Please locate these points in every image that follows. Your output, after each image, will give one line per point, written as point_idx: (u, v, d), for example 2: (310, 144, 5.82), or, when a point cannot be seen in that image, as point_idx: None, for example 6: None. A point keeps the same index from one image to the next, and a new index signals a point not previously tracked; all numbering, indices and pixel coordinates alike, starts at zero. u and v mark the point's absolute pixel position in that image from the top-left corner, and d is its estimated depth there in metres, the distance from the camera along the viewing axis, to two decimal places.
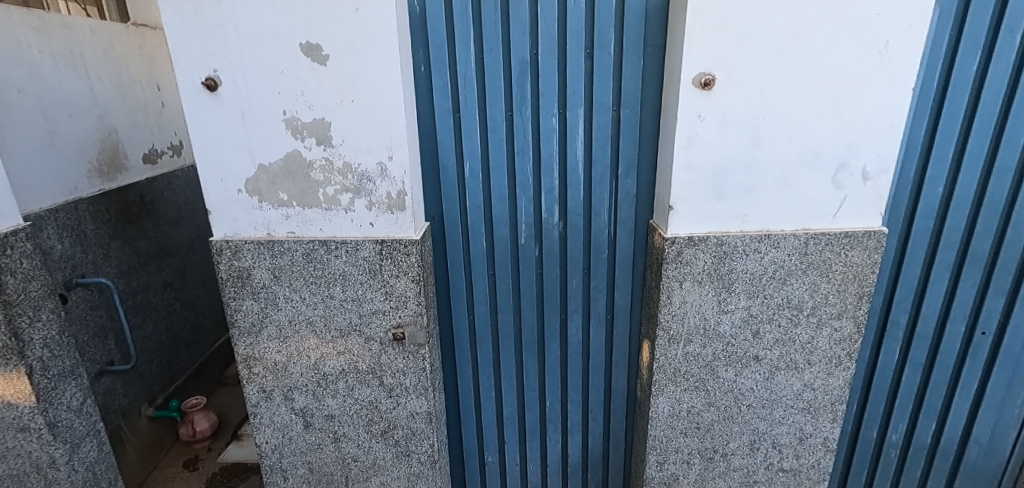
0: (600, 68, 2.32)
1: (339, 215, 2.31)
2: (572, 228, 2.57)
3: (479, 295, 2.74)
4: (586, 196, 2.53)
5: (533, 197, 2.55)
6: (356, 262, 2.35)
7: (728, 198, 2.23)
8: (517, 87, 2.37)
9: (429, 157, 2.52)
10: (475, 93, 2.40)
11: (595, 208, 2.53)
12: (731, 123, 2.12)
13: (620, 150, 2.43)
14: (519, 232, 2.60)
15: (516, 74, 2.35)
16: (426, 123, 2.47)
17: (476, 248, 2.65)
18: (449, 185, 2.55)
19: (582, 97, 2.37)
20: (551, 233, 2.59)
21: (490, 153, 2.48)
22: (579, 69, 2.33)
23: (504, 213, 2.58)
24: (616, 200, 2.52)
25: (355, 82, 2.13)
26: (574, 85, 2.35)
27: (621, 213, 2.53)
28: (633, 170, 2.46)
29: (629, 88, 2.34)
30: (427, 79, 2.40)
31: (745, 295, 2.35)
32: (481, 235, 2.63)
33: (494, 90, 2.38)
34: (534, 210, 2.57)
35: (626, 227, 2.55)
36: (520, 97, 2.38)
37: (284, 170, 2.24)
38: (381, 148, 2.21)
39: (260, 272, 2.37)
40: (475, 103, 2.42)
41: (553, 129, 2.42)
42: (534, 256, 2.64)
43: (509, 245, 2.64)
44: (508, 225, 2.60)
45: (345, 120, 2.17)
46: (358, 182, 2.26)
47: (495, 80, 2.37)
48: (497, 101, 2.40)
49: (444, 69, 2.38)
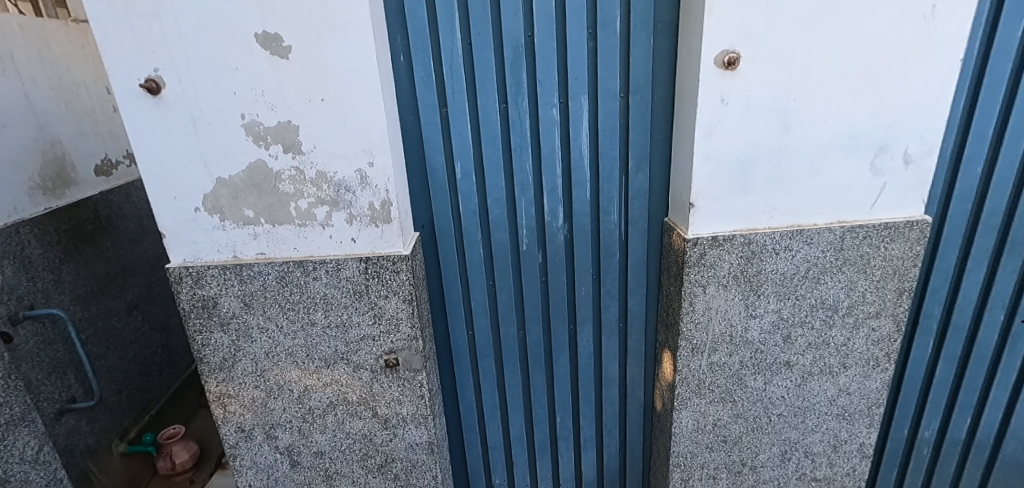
0: (604, 50, 2.04)
1: (315, 232, 2.01)
2: (579, 231, 2.31)
3: (478, 309, 2.47)
4: (593, 195, 2.27)
5: (534, 199, 2.28)
6: (338, 284, 2.06)
7: (755, 191, 1.98)
8: (511, 75, 2.09)
9: (415, 158, 2.23)
10: (463, 84, 2.11)
11: (604, 209, 2.27)
12: (759, 107, 1.87)
13: (629, 141, 2.16)
14: (520, 237, 2.34)
15: (509, 61, 2.07)
16: (409, 120, 2.18)
17: (473, 258, 2.38)
18: (439, 189, 2.27)
19: (584, 84, 2.09)
20: (556, 238, 2.33)
21: (484, 152, 2.20)
22: (581, 53, 2.05)
23: (502, 218, 2.31)
24: (627, 198, 2.26)
25: (325, 77, 1.82)
26: (575, 71, 2.07)
27: (633, 212, 2.27)
28: (646, 165, 2.20)
29: (638, 72, 2.07)
30: (408, 69, 2.11)
31: (775, 298, 2.12)
32: (478, 243, 2.36)
33: (485, 80, 2.09)
34: (536, 214, 2.30)
35: (639, 227, 2.30)
36: (515, 86, 2.10)
37: (247, 183, 1.94)
38: (360, 152, 1.91)
39: (228, 300, 2.07)
40: (463, 95, 2.12)
41: (554, 121, 2.14)
42: (538, 264, 2.38)
43: (510, 253, 2.37)
44: (508, 230, 2.33)
45: (315, 122, 1.87)
46: (335, 193, 1.96)
47: (486, 68, 2.08)
48: (489, 91, 2.11)
49: (426, 57, 2.08)
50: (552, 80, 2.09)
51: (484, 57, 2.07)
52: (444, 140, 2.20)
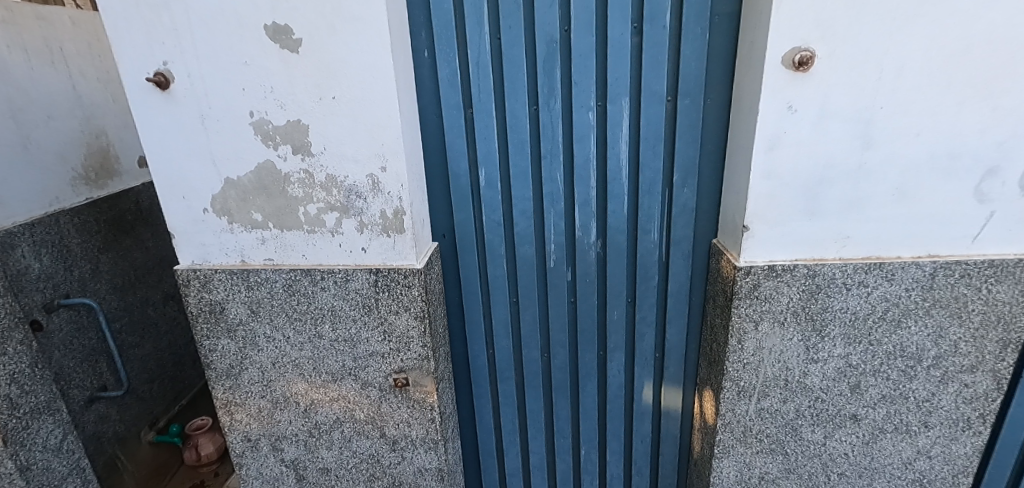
0: (651, 48, 1.79)
1: (324, 239, 1.88)
2: (614, 249, 2.07)
3: (499, 327, 2.28)
4: (631, 211, 2.02)
5: (564, 212, 2.06)
6: (347, 296, 1.92)
7: (824, 216, 1.68)
8: (543, 74, 1.87)
9: (437, 163, 2.07)
10: (491, 83, 1.91)
11: (642, 226, 2.02)
12: (833, 117, 1.57)
13: (676, 151, 1.90)
14: (548, 253, 2.12)
15: (541, 58, 1.85)
16: (432, 122, 2.01)
17: (496, 273, 2.19)
18: (462, 197, 2.09)
19: (627, 85, 1.84)
20: (587, 256, 2.10)
21: (511, 158, 1.99)
22: (623, 50, 1.80)
23: (529, 230, 2.10)
24: (671, 215, 2.00)
25: (337, 74, 1.67)
26: (616, 71, 1.83)
27: (676, 232, 2.01)
28: (694, 179, 1.93)
29: (690, 73, 1.80)
30: (432, 66, 1.94)
31: (843, 341, 1.80)
32: (501, 257, 2.16)
33: (514, 79, 1.89)
34: (566, 228, 2.08)
35: (682, 249, 2.03)
36: (547, 86, 1.88)
37: (255, 185, 1.82)
38: (372, 156, 1.76)
39: (236, 306, 1.98)
40: (490, 95, 1.93)
41: (589, 126, 1.91)
42: (566, 283, 2.16)
43: (536, 269, 2.17)
44: (534, 245, 2.13)
45: (326, 122, 1.72)
46: (345, 199, 1.82)
47: (517, 66, 1.87)
48: (518, 91, 1.90)
49: (451, 53, 1.90)
50: (590, 80, 1.85)
51: (514, 54, 1.86)
52: (468, 144, 2.02)
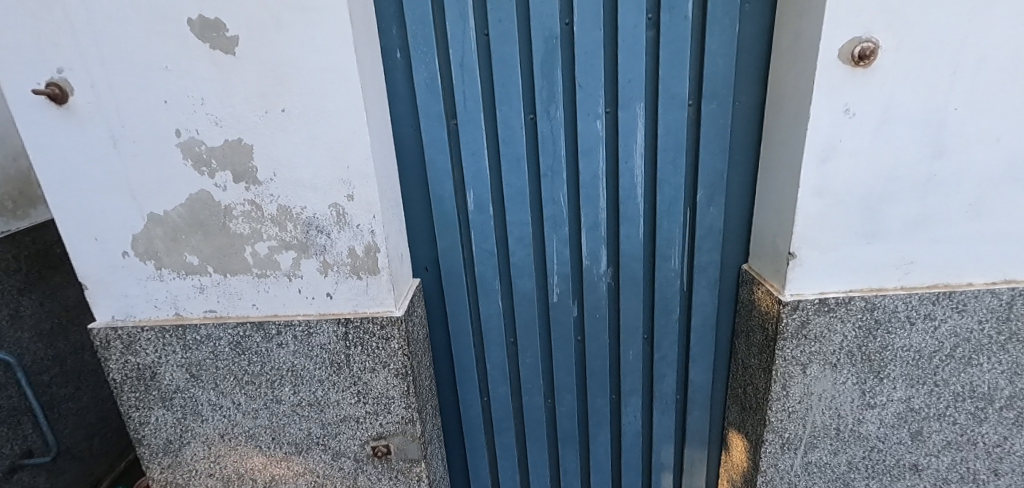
0: (669, 42, 1.49)
1: (278, 285, 1.52)
2: (628, 280, 1.77)
3: (496, 373, 1.96)
4: (648, 235, 1.72)
5: (569, 238, 1.75)
6: (310, 353, 1.57)
7: (885, 238, 1.41)
8: (541, 77, 1.56)
9: (417, 185, 1.75)
10: (479, 88, 1.60)
11: (661, 252, 1.72)
12: (898, 122, 1.30)
13: (700, 164, 1.61)
14: (550, 286, 1.82)
15: (539, 57, 1.54)
16: (410, 136, 1.69)
17: (490, 309, 1.87)
18: (448, 224, 1.77)
19: (641, 87, 1.55)
20: (597, 288, 1.80)
21: (505, 176, 1.68)
22: (636, 45, 1.50)
23: (528, 260, 1.79)
24: (694, 239, 1.71)
25: (286, 79, 1.32)
26: (629, 71, 1.53)
27: (701, 258, 1.72)
28: (722, 196, 1.64)
29: (717, 71, 1.51)
30: (407, 70, 1.62)
31: (904, 383, 1.53)
32: (496, 291, 1.85)
33: (507, 83, 1.58)
34: (572, 256, 1.78)
35: (708, 277, 1.74)
36: (546, 91, 1.58)
37: (188, 221, 1.45)
38: (335, 182, 1.41)
39: (170, 371, 1.60)
40: (479, 103, 1.61)
41: (597, 137, 1.61)
42: (572, 320, 1.86)
43: (537, 305, 1.86)
44: (534, 277, 1.82)
45: (274, 141, 1.37)
46: (303, 235, 1.46)
47: (509, 67, 1.56)
48: (511, 98, 1.59)
49: (429, 52, 1.58)
50: (598, 84, 1.55)
51: (506, 53, 1.55)
52: (452, 161, 1.71)
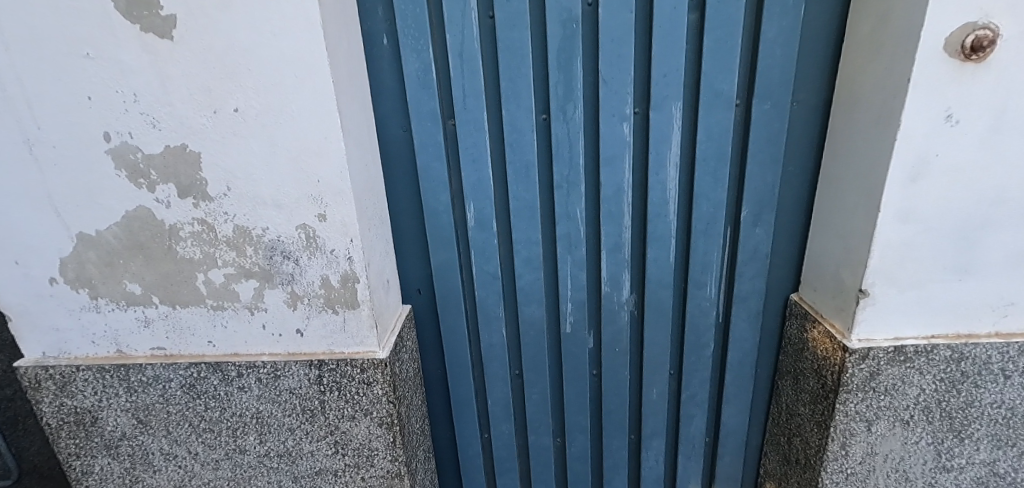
0: (715, 28, 1.22)
1: (238, 319, 1.26)
2: (654, 309, 1.52)
3: (498, 408, 1.71)
4: (680, 257, 1.47)
5: (586, 259, 1.50)
6: (277, 398, 1.32)
7: (981, 274, 1.14)
8: (556, 71, 1.30)
9: (408, 195, 1.49)
10: (482, 83, 1.33)
11: (694, 278, 1.47)
12: (1012, 132, 1.02)
13: (747, 176, 1.34)
14: (563, 314, 1.56)
15: (554, 46, 1.28)
16: (399, 139, 1.43)
17: (492, 339, 1.62)
18: (444, 242, 1.51)
19: (678, 83, 1.28)
20: (617, 317, 1.55)
21: (512, 188, 1.43)
22: (674, 32, 1.23)
23: (538, 283, 1.54)
24: (734, 263, 1.45)
25: (237, 72, 1.05)
26: (664, 63, 1.26)
27: (741, 286, 1.46)
28: (771, 215, 1.38)
29: (772, 64, 1.24)
30: (395, 59, 1.35)
31: (989, 445, 1.27)
32: (499, 319, 1.59)
33: (516, 77, 1.31)
34: (589, 280, 1.53)
35: (749, 307, 1.49)
36: (564, 87, 1.31)
37: (126, 244, 1.20)
38: (303, 198, 1.14)
39: (114, 416, 1.36)
40: (482, 101, 1.35)
41: (623, 143, 1.35)
42: (587, 352, 1.61)
43: (547, 334, 1.61)
44: (544, 303, 1.57)
45: (226, 148, 1.10)
46: (266, 261, 1.20)
47: (518, 58, 1.29)
48: (521, 95, 1.33)
49: (422, 39, 1.30)
50: (627, 79, 1.29)
51: (514, 40, 1.28)
52: (450, 169, 1.45)
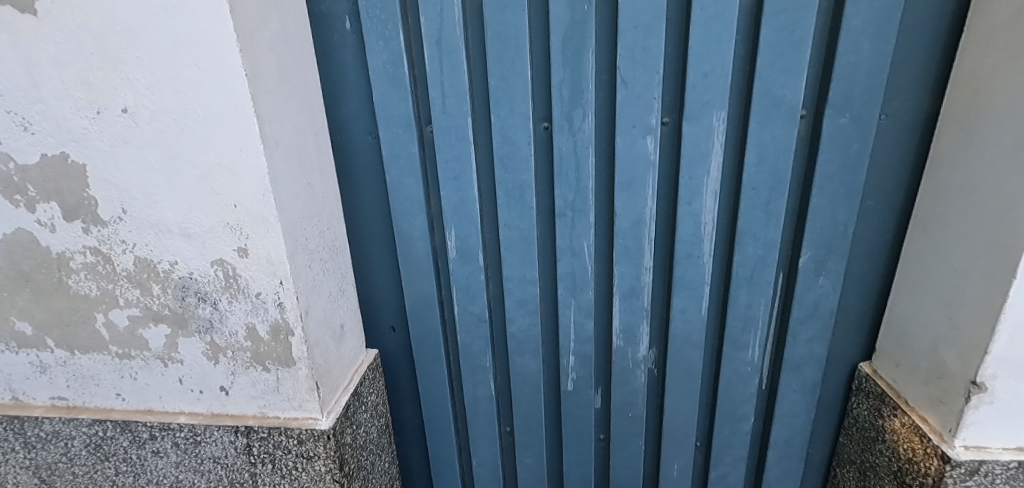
0: (780, 11, 0.89)
1: (149, 371, 1.01)
2: (678, 370, 1.21)
3: (485, 471, 1.43)
4: (714, 309, 1.15)
5: (595, 305, 1.20)
6: (200, 467, 1.07)
7: None
8: (561, 67, 0.99)
9: (377, 216, 1.22)
10: (465, 81, 1.03)
11: (731, 336, 1.15)
12: None
13: (809, 211, 1.02)
14: (564, 369, 1.27)
15: (559, 34, 0.97)
16: (367, 147, 1.15)
17: (477, 393, 1.34)
18: (419, 275, 1.23)
19: (724, 86, 0.96)
20: (632, 377, 1.24)
21: (503, 214, 1.13)
22: (722, 15, 0.91)
23: (534, 331, 1.24)
24: (785, 319, 1.13)
25: (123, 60, 0.78)
26: (705, 59, 0.95)
27: (793, 350, 1.14)
28: (839, 262, 1.05)
29: (857, 62, 0.91)
30: (359, 48, 1.07)
31: None
32: (487, 371, 1.31)
33: (509, 74, 1.01)
34: (596, 331, 1.23)
35: (803, 378, 1.16)
36: (571, 88, 1.00)
37: (9, 274, 0.95)
38: (216, 228, 0.87)
39: (13, 474, 1.13)
40: (465, 104, 1.05)
41: (646, 163, 1.04)
42: (593, 415, 1.31)
43: (544, 390, 1.32)
44: (540, 354, 1.28)
45: (117, 159, 0.84)
46: (177, 303, 0.94)
47: (513, 49, 0.99)
48: (515, 98, 1.03)
49: (389, 21, 1.01)
50: (654, 80, 0.98)
51: (508, 25, 0.98)
52: (426, 187, 1.16)
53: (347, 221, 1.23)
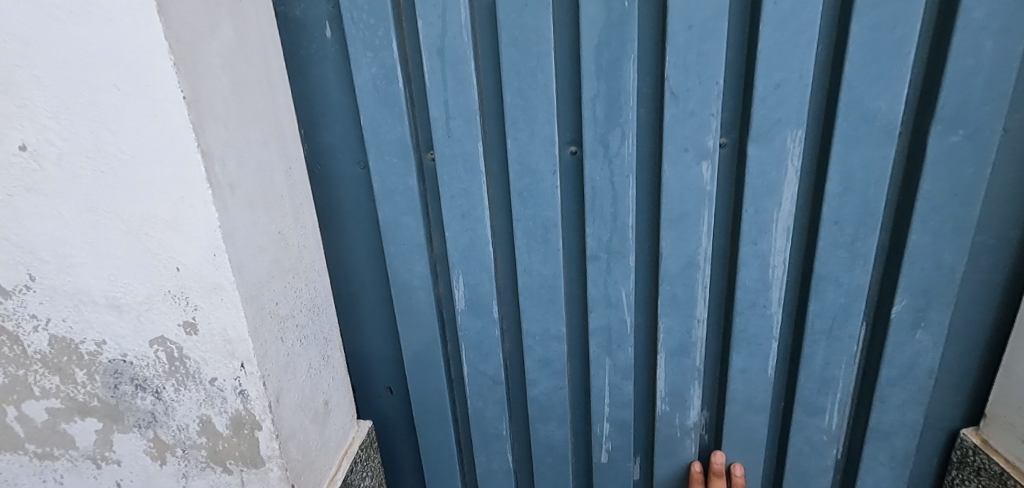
0: (875, 4, 0.70)
1: (80, 473, 0.79)
2: (737, 441, 1.04)
3: None
4: (781, 366, 0.97)
5: (634, 364, 1.02)
6: None
7: None
8: (594, 78, 0.80)
9: (369, 264, 1.03)
10: (474, 98, 0.84)
11: (805, 399, 0.98)
12: None
13: (908, 250, 0.83)
14: (597, 439, 1.10)
15: (592, 40, 0.78)
16: (355, 179, 0.96)
17: (492, 466, 1.18)
18: (420, 332, 1.05)
19: (801, 98, 0.77)
20: (679, 449, 1.07)
21: (524, 263, 0.95)
22: (799, 11, 0.72)
23: (560, 394, 1.07)
24: (869, 379, 0.94)
25: (16, 81, 0.57)
26: (778, 66, 0.75)
27: (882, 417, 0.95)
28: (942, 311, 0.86)
29: (974, 66, 0.72)
30: (341, 59, 0.87)
31: None
32: (502, 440, 1.14)
33: (530, 90, 0.82)
34: (636, 394, 1.05)
35: (893, 449, 0.97)
36: (607, 105, 0.81)
37: None
38: (153, 298, 0.66)
39: None
40: (476, 127, 0.86)
41: (700, 194, 0.85)
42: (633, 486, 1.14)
43: (571, 464, 1.15)
44: (568, 421, 1.10)
45: (20, 213, 0.63)
46: (108, 392, 0.73)
47: (533, 59, 0.80)
48: (537, 119, 0.84)
49: (380, 28, 0.82)
50: (712, 94, 0.78)
51: (528, 29, 0.78)
52: (428, 227, 0.97)
53: (329, 268, 1.02)
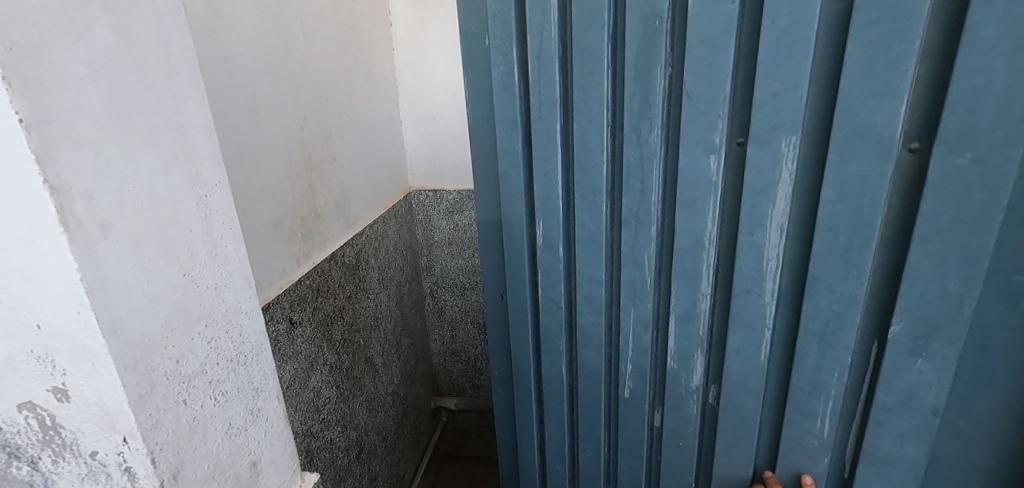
0: (873, 21, 0.67)
1: None
2: (729, 414, 0.98)
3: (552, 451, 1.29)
4: (778, 365, 0.91)
5: (653, 315, 1.01)
6: None
7: None
8: (630, 81, 0.87)
9: (490, 205, 1.14)
10: (559, 92, 0.95)
11: (795, 397, 0.90)
12: None
13: (906, 269, 0.74)
14: (620, 374, 1.09)
15: (630, 54, 0.85)
16: (484, 121, 1.07)
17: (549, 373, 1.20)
18: (516, 260, 1.13)
19: (797, 107, 0.75)
20: (683, 405, 1.04)
21: (575, 206, 1.01)
22: (796, 29, 0.72)
23: (601, 328, 1.08)
24: (867, 400, 0.84)
25: None
26: (775, 76, 0.75)
27: (876, 443, 0.85)
28: (948, 345, 0.75)
29: (985, 86, 0.64)
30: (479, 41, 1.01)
31: None
32: (556, 357, 1.17)
33: (592, 88, 0.91)
34: (655, 344, 1.04)
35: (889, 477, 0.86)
36: (641, 108, 0.88)
37: None
38: (20, 358, 0.55)
39: None
40: (557, 113, 0.96)
41: (708, 182, 0.86)
42: (646, 432, 1.12)
43: (604, 390, 1.14)
44: (608, 350, 1.10)
45: None
46: None
47: (592, 65, 0.90)
48: (593, 109, 0.92)
49: (506, 41, 0.96)
50: (719, 99, 0.80)
51: (590, 42, 0.88)
52: (528, 172, 1.05)
53: (476, 177, 1.13)
